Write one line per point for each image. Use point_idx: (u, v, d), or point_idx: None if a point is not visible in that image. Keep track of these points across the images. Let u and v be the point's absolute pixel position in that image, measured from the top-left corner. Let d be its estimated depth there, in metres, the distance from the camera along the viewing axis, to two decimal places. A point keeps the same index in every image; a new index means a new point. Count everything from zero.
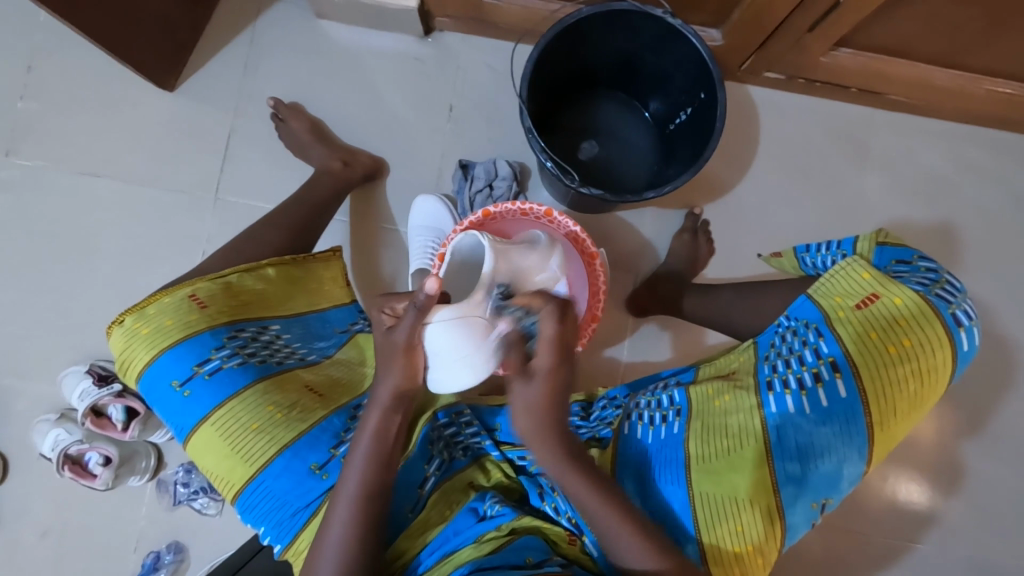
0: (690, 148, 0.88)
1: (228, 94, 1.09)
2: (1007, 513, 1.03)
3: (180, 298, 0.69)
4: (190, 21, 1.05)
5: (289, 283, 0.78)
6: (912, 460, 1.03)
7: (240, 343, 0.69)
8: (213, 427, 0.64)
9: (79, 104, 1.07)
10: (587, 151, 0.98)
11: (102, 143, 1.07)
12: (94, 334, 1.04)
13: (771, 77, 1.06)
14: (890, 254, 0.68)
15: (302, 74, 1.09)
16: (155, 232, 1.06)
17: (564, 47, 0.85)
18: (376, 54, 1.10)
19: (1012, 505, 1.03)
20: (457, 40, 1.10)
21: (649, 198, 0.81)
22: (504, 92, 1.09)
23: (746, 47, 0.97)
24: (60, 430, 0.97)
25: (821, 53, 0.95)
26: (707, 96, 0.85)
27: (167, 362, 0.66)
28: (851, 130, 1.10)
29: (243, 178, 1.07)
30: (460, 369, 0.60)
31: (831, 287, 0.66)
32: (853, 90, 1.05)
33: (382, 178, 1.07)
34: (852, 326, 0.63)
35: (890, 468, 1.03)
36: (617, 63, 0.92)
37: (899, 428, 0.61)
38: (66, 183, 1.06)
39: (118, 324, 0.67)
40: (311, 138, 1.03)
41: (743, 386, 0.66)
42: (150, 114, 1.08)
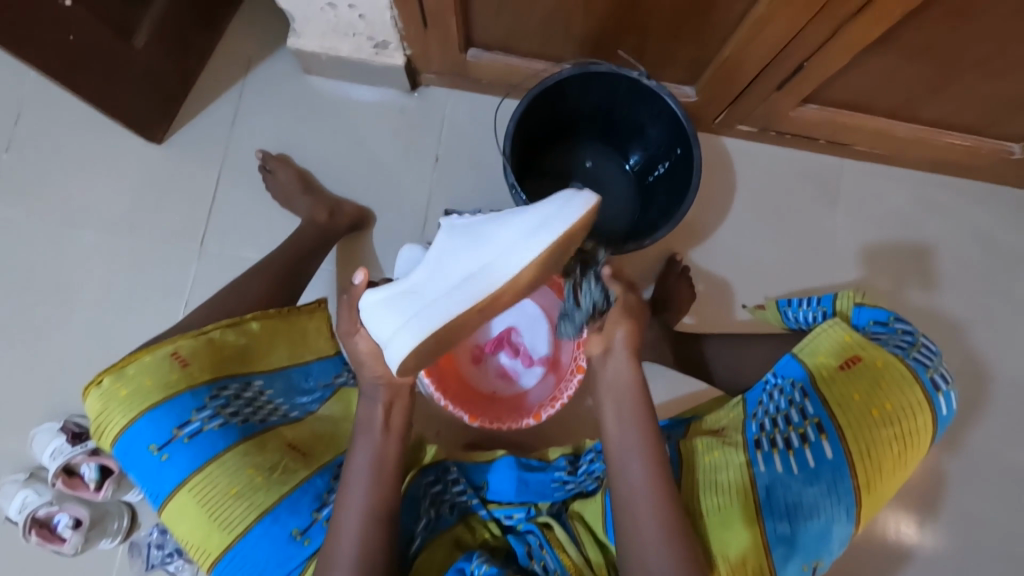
0: (667, 199, 0.92)
1: (216, 145, 1.10)
2: (996, 553, 1.03)
3: (161, 357, 0.67)
4: (180, 76, 1.07)
5: (274, 337, 0.76)
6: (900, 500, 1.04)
7: (222, 403, 0.68)
8: (190, 493, 0.62)
9: (64, 156, 1.08)
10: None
11: (87, 194, 1.07)
12: (70, 387, 1.01)
13: (744, 128, 1.10)
14: (868, 315, 0.73)
15: (290, 126, 1.11)
16: (138, 283, 1.05)
17: (545, 105, 0.89)
18: (362, 107, 1.13)
19: (1001, 545, 1.03)
20: (442, 94, 1.13)
21: (628, 249, 0.83)
22: (488, 144, 1.12)
23: (719, 101, 1.02)
24: (28, 492, 0.93)
25: (790, 107, 1.00)
26: (682, 151, 0.89)
27: (144, 426, 0.64)
28: (822, 177, 1.15)
29: (229, 228, 1.08)
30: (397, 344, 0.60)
31: (815, 346, 0.69)
32: (821, 141, 1.10)
33: (369, 226, 1.08)
34: (836, 385, 0.66)
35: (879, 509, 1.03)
36: (596, 118, 0.95)
37: (886, 489, 0.63)
38: (48, 234, 1.06)
39: (95, 385, 0.66)
40: (299, 188, 1.04)
41: (732, 443, 0.67)
42: (138, 166, 1.09)
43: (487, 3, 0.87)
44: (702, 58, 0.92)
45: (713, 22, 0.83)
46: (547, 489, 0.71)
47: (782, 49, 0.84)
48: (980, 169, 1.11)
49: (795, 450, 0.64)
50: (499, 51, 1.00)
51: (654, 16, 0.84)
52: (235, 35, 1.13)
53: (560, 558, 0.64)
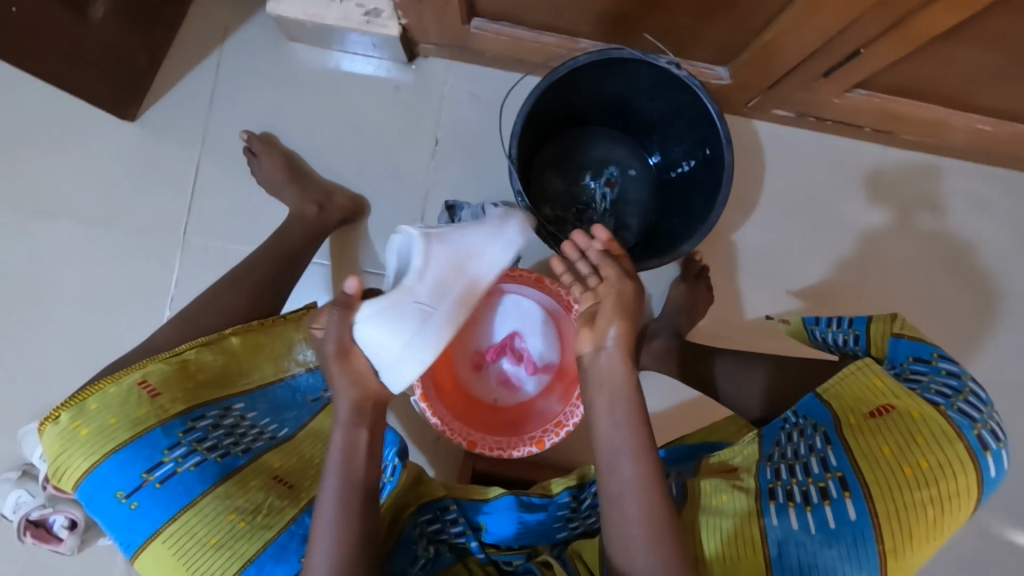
0: (688, 204, 0.82)
1: (194, 125, 1.00)
2: None
3: (126, 388, 0.61)
4: (150, 47, 0.96)
5: (255, 353, 0.71)
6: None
7: (198, 437, 0.62)
8: (165, 544, 0.57)
9: (31, 137, 0.99)
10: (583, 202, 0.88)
11: (57, 179, 0.99)
12: (56, 385, 0.98)
13: (779, 113, 0.99)
14: (907, 348, 0.63)
15: (273, 103, 1.01)
16: (119, 277, 0.99)
17: (557, 95, 0.77)
18: (353, 82, 1.02)
19: None
20: (441, 67, 1.02)
21: (648, 267, 0.75)
22: (492, 125, 1.01)
23: (754, 86, 0.90)
24: (21, 492, 0.92)
25: (834, 94, 0.88)
26: (711, 153, 0.78)
27: (109, 470, 0.57)
28: (861, 168, 1.03)
29: (213, 217, 1.00)
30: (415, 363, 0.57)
31: (842, 389, 0.63)
32: (865, 129, 0.99)
33: (363, 218, 1.00)
34: (863, 437, 0.59)
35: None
36: (613, 109, 0.84)
37: (917, 556, 0.56)
38: (20, 222, 0.99)
39: (50, 422, 0.58)
40: (285, 176, 0.96)
41: (743, 488, 0.63)
42: (110, 147, 1.00)
43: None
44: (739, 38, 0.80)
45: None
46: (547, 530, 0.68)
47: (836, 35, 0.72)
48: None
49: (814, 505, 0.59)
50: (507, 23, 0.88)
51: None
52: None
53: None
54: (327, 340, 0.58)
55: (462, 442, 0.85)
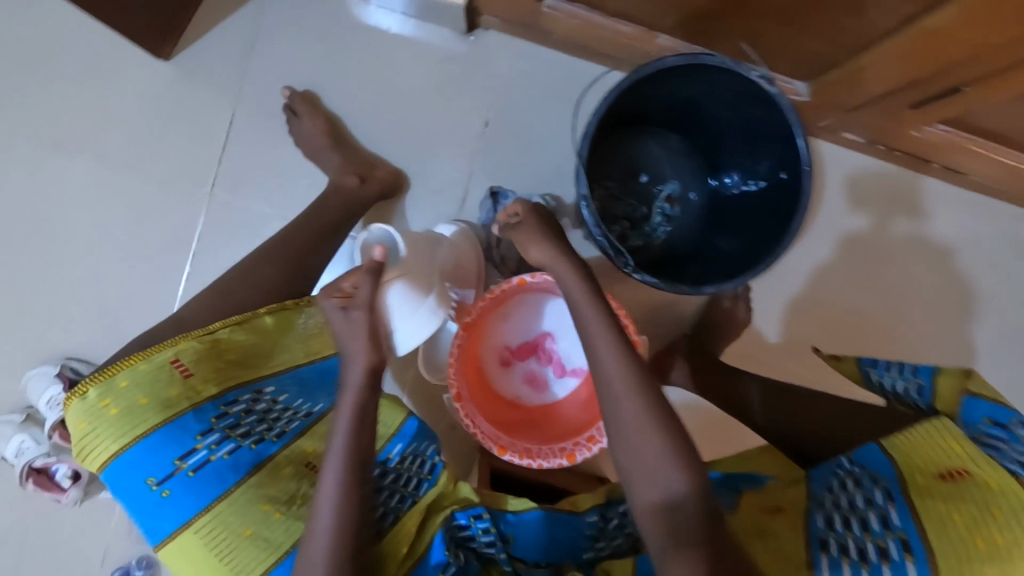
0: (752, 227, 0.78)
1: (232, 73, 0.94)
2: None
3: (157, 366, 0.56)
4: None
5: (287, 334, 0.67)
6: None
7: (230, 423, 0.59)
8: (197, 534, 0.55)
9: (57, 65, 0.93)
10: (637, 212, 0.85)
11: (81, 113, 0.93)
12: (66, 331, 0.94)
13: (848, 137, 0.94)
14: (985, 409, 0.59)
15: (318, 59, 0.94)
16: (140, 225, 0.94)
17: (634, 96, 0.73)
18: (405, 47, 0.95)
19: None
20: (501, 42, 0.95)
21: (708, 291, 0.69)
22: (548, 111, 0.96)
23: (832, 107, 0.86)
24: (24, 437, 0.90)
25: (916, 126, 0.84)
26: (786, 177, 0.73)
27: (139, 454, 0.54)
28: (922, 204, 0.99)
29: (243, 174, 0.95)
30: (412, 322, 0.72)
31: (912, 446, 0.60)
32: (935, 165, 0.95)
33: (402, 193, 0.95)
34: (931, 500, 0.56)
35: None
36: (686, 114, 0.79)
37: None
38: (38, 155, 0.93)
39: (75, 399, 0.54)
40: (325, 140, 0.90)
41: (789, 535, 0.63)
42: (141, 86, 0.94)
43: None
44: (832, 55, 0.75)
45: (864, 19, 0.66)
46: (575, 546, 0.67)
47: (946, 68, 0.68)
48: None
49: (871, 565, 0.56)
50: (584, 7, 0.82)
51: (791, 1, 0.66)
52: None
53: None
54: (352, 319, 0.64)
55: (492, 446, 0.81)
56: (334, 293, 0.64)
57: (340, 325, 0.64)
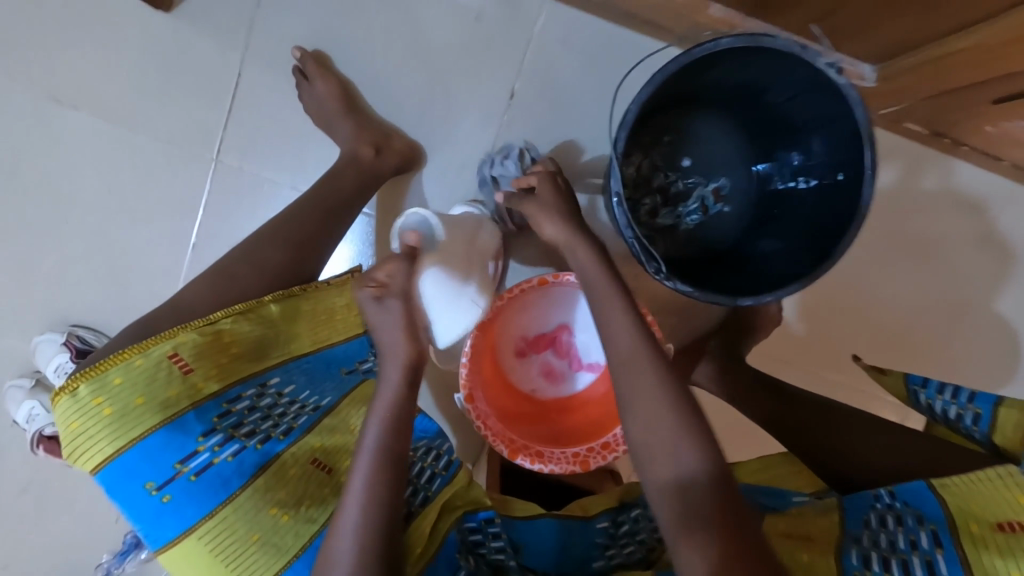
0: (800, 231, 0.71)
1: (239, 28, 0.87)
2: None
3: (155, 362, 0.54)
4: None
5: (293, 323, 0.64)
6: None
7: (233, 422, 0.56)
8: (202, 541, 0.53)
9: (50, 11, 0.86)
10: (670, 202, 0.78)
11: (79, 66, 0.87)
12: (72, 297, 0.92)
13: (913, 128, 0.85)
14: None
15: (332, 16, 0.86)
16: (145, 190, 0.90)
17: (681, 79, 0.65)
18: (426, 3, 0.86)
19: None
20: (534, 3, 0.86)
21: (744, 303, 0.64)
22: (580, 83, 0.88)
23: (902, 97, 0.76)
24: (35, 403, 0.89)
25: (991, 121, 0.75)
26: (843, 179, 0.66)
27: (137, 458, 0.52)
28: (986, 204, 0.91)
29: (253, 140, 0.89)
30: (454, 316, 0.70)
31: (970, 493, 0.59)
32: (1005, 163, 0.86)
33: (419, 167, 0.89)
34: (983, 550, 0.55)
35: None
36: (740, 97, 0.71)
37: None
38: (35, 110, 0.88)
39: (64, 400, 0.52)
40: (338, 107, 0.84)
41: (820, 567, 0.59)
42: (143, 38, 0.87)
43: None
44: (912, 36, 0.66)
45: None
46: (587, 554, 0.64)
47: None
48: None
49: None
50: None
51: None
52: None
53: None
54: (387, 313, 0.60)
55: (504, 449, 0.79)
56: (370, 283, 0.60)
57: (373, 316, 0.60)
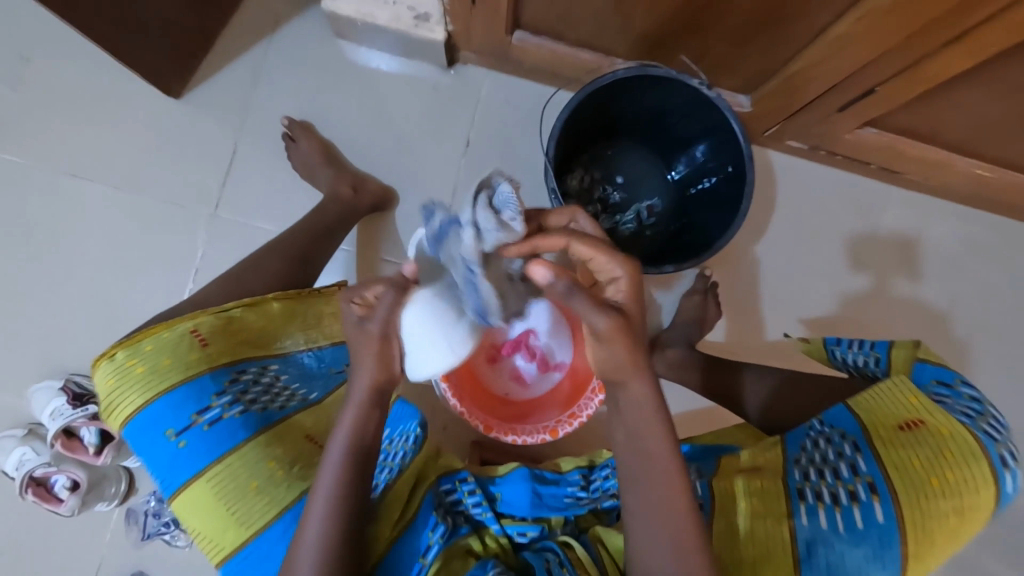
0: (711, 217, 0.87)
1: (237, 107, 1.04)
2: None
3: (179, 334, 0.66)
4: (204, 29, 1.00)
5: (289, 321, 0.74)
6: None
7: (241, 388, 0.66)
8: (208, 483, 0.60)
9: (74, 102, 1.02)
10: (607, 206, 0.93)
11: (95, 145, 1.02)
12: (71, 346, 0.99)
13: (794, 145, 1.05)
14: (931, 373, 0.65)
15: (315, 94, 1.05)
16: (147, 244, 1.01)
17: (595, 104, 0.83)
18: (393, 79, 1.06)
19: None
20: (479, 73, 1.07)
21: (669, 270, 0.79)
22: (523, 131, 1.06)
23: (775, 115, 0.96)
24: (26, 449, 0.92)
25: (847, 130, 0.94)
26: (733, 170, 0.84)
27: (162, 409, 0.62)
28: (866, 202, 1.10)
29: (245, 195, 1.03)
30: (440, 347, 0.58)
31: (875, 403, 0.64)
32: (873, 166, 1.05)
33: (392, 207, 1.04)
34: (893, 448, 0.60)
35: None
36: (647, 118, 0.89)
37: (935, 559, 0.58)
38: (53, 183, 1.01)
39: (110, 362, 0.63)
40: (321, 161, 1.00)
41: (770, 490, 0.64)
42: (152, 119, 1.03)
43: None
44: (766, 68, 0.87)
45: (788, 32, 0.77)
46: (560, 504, 0.71)
47: (857, 73, 0.79)
48: None
49: (842, 506, 0.61)
50: (548, 38, 0.93)
51: (723, 22, 0.78)
52: None
53: None
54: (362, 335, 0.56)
55: (479, 425, 0.87)
56: (354, 298, 0.57)
57: (352, 334, 0.58)
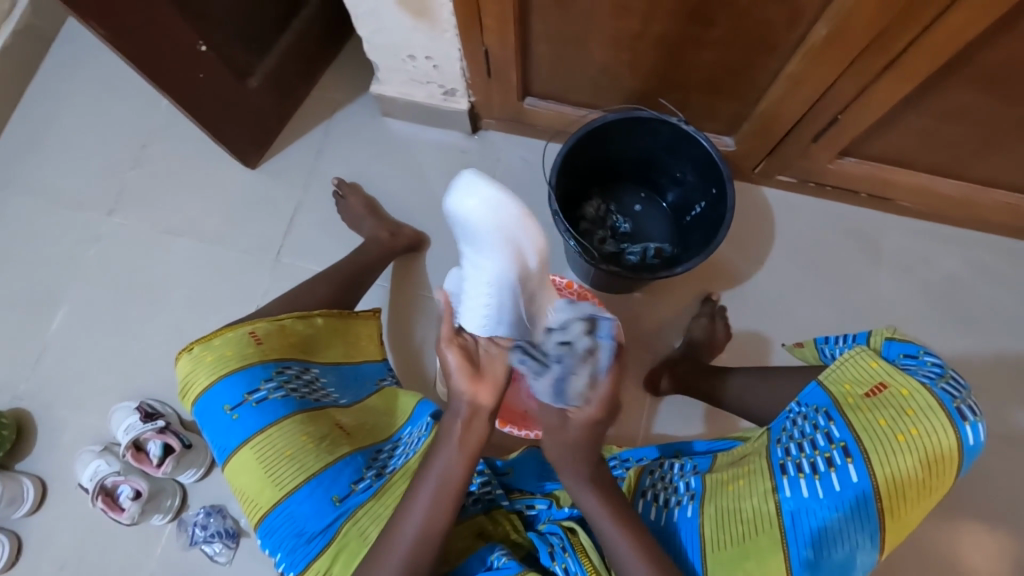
0: (703, 236, 1.00)
1: (299, 173, 1.26)
2: None
3: (241, 333, 0.77)
4: (278, 114, 1.24)
5: (332, 334, 0.86)
6: (936, 567, 0.99)
7: (286, 377, 0.76)
8: (252, 449, 0.70)
9: (174, 175, 1.26)
10: (618, 232, 1.09)
11: (186, 208, 1.24)
12: (149, 374, 1.14)
13: (784, 179, 1.15)
14: (898, 349, 0.68)
15: (363, 160, 1.26)
16: (218, 286, 1.19)
17: (590, 144, 0.98)
18: (427, 146, 1.26)
19: None
20: (499, 137, 1.25)
21: (662, 276, 0.91)
22: (538, 182, 1.22)
23: (758, 151, 1.08)
24: (101, 461, 1.03)
25: (827, 160, 1.04)
26: (718, 191, 0.96)
27: (222, 387, 0.73)
28: (863, 231, 1.16)
29: (301, 243, 1.21)
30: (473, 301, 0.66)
31: (841, 373, 0.67)
32: (863, 195, 1.13)
33: (424, 249, 1.19)
34: (860, 412, 0.63)
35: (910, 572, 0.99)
36: (637, 159, 1.05)
37: (911, 516, 0.60)
38: (151, 239, 1.22)
39: (187, 351, 0.76)
40: (364, 212, 1.17)
41: (756, 470, 0.67)
42: (232, 186, 1.25)
43: (544, 56, 0.98)
44: (742, 110, 1.00)
45: (752, 77, 0.91)
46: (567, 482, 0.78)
47: (817, 103, 0.91)
48: None
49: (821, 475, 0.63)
50: (554, 101, 1.10)
51: (695, 72, 0.93)
52: (327, 81, 1.31)
53: (583, 562, 0.66)
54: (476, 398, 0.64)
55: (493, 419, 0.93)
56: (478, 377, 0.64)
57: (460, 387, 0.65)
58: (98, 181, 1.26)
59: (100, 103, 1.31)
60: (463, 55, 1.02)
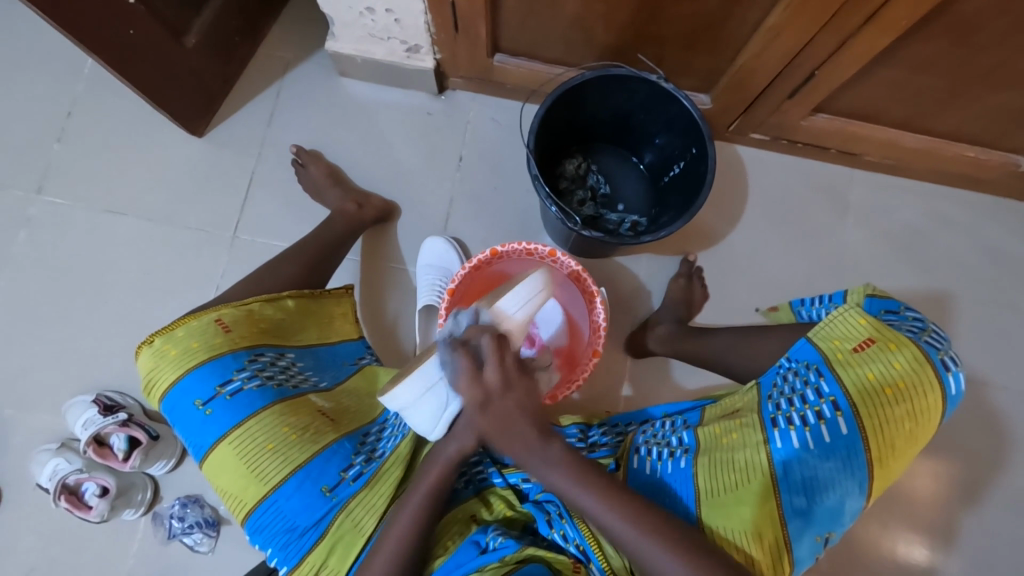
0: (682, 198, 0.98)
1: (252, 142, 1.16)
2: (992, 555, 1.06)
3: (205, 322, 0.71)
4: (222, 75, 1.13)
5: (304, 316, 0.82)
6: (898, 501, 1.07)
7: (260, 366, 0.72)
8: (231, 445, 0.66)
9: (111, 148, 1.14)
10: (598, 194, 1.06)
11: (127, 183, 1.13)
12: (103, 365, 1.06)
13: (756, 137, 1.14)
14: (879, 304, 0.72)
15: (321, 125, 1.17)
16: (173, 268, 1.10)
17: (568, 103, 0.95)
18: (390, 108, 1.18)
19: (997, 547, 1.06)
20: (467, 97, 1.18)
21: (645, 239, 0.89)
22: (511, 145, 1.17)
23: (733, 109, 1.06)
24: (60, 460, 0.97)
25: (801, 117, 1.04)
26: (697, 151, 0.94)
27: (191, 381, 0.69)
28: (832, 187, 1.18)
29: (261, 217, 1.13)
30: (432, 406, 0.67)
31: (830, 331, 0.70)
32: (832, 151, 1.14)
33: (393, 220, 1.13)
34: (849, 367, 0.66)
35: (876, 507, 1.07)
36: (616, 119, 1.02)
37: (896, 464, 0.63)
38: (90, 219, 1.11)
39: (147, 344, 0.70)
40: (327, 182, 1.10)
41: (749, 424, 0.68)
42: (177, 157, 1.15)
43: (515, 9, 0.92)
44: (718, 66, 0.97)
45: (730, 30, 0.88)
46: None
47: (793, 59, 0.89)
48: (989, 182, 1.14)
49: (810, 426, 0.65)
50: (524, 57, 1.05)
51: (672, 25, 0.89)
52: (276, 38, 1.19)
53: (580, 528, 0.66)
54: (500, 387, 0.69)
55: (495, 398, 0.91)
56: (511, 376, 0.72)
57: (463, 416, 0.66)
58: (20, 156, 1.13)
59: (15, 67, 1.16)
60: (426, 8, 0.95)
